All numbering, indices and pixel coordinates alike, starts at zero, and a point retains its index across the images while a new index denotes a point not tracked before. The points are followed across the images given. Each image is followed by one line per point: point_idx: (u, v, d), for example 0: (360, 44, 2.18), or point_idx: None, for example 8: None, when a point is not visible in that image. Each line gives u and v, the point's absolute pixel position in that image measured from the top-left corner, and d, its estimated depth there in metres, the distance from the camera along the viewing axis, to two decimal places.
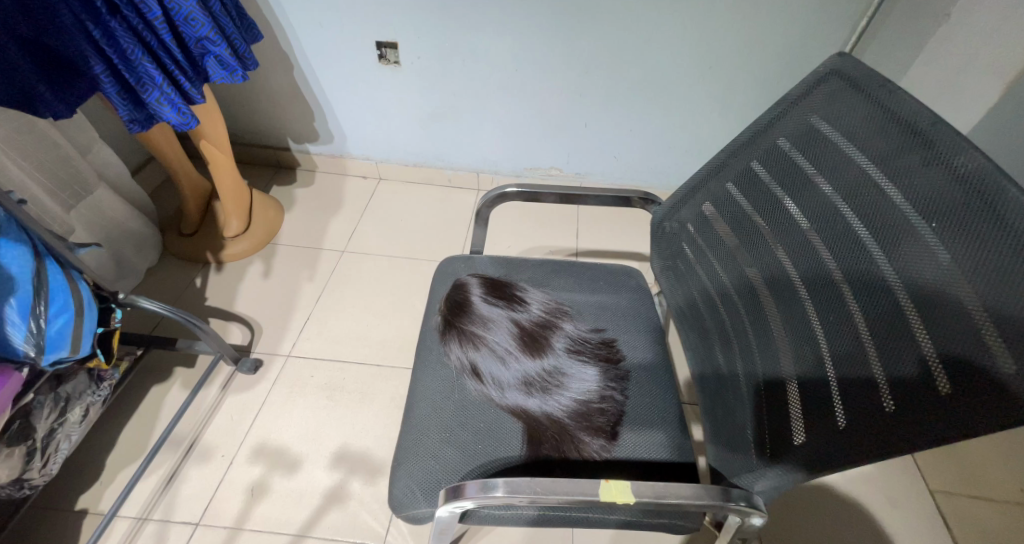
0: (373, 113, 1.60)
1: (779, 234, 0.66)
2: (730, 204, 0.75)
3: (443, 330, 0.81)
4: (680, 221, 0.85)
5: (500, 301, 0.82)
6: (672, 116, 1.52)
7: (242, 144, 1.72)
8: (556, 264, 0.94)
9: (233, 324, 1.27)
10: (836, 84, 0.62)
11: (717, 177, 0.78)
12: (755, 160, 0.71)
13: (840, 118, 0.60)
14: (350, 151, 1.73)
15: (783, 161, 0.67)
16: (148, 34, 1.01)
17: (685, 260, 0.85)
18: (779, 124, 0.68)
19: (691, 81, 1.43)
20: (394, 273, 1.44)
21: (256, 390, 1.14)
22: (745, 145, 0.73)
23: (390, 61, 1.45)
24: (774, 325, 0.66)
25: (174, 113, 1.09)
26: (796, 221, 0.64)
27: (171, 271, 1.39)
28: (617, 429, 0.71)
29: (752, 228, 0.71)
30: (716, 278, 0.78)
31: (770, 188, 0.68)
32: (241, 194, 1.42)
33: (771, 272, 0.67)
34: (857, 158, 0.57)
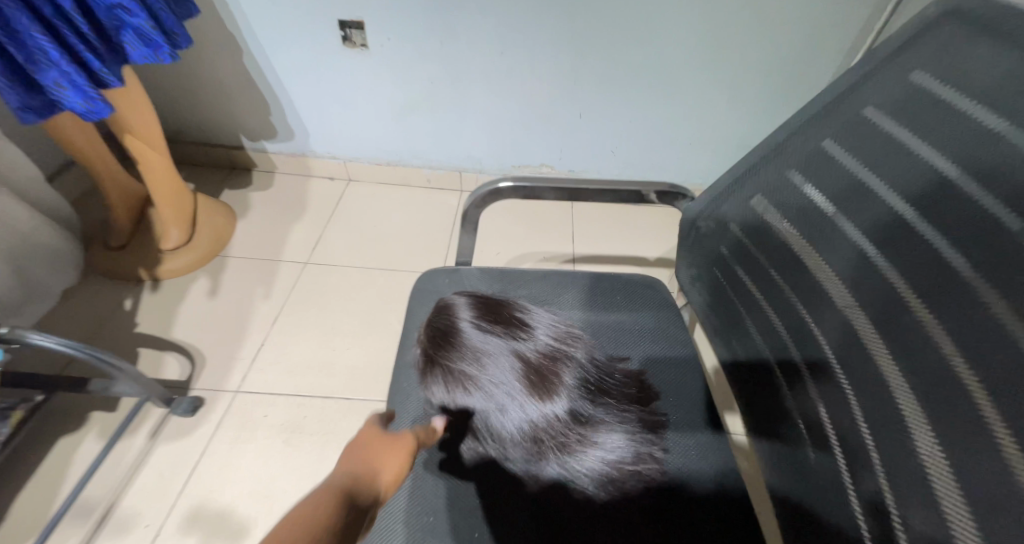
0: (339, 104, 1.40)
1: (866, 226, 0.48)
2: (789, 193, 0.57)
3: (423, 367, 0.64)
4: (720, 219, 0.66)
5: (499, 328, 0.64)
6: (675, 105, 1.36)
7: (186, 142, 1.50)
8: (563, 277, 0.77)
9: (168, 356, 1.06)
10: (950, 30, 0.44)
11: (773, 162, 0.59)
12: (826, 137, 0.54)
13: (955, 66, 0.43)
14: (313, 149, 1.52)
15: (869, 136, 0.50)
16: (44, 3, 0.81)
17: (726, 268, 0.66)
18: (863, 90, 0.52)
19: (699, 63, 1.27)
20: (366, 287, 1.25)
21: (195, 436, 0.93)
22: (817, 121, 0.56)
23: (356, 43, 1.26)
24: (871, 350, 0.46)
25: (79, 97, 0.88)
26: (894, 208, 0.46)
27: (95, 292, 1.16)
28: (660, 500, 0.55)
29: (829, 223, 0.52)
30: (774, 292, 0.58)
31: (848, 169, 0.51)
32: (181, 199, 1.22)
33: (856, 279, 0.48)
34: (1002, 123, 0.38)
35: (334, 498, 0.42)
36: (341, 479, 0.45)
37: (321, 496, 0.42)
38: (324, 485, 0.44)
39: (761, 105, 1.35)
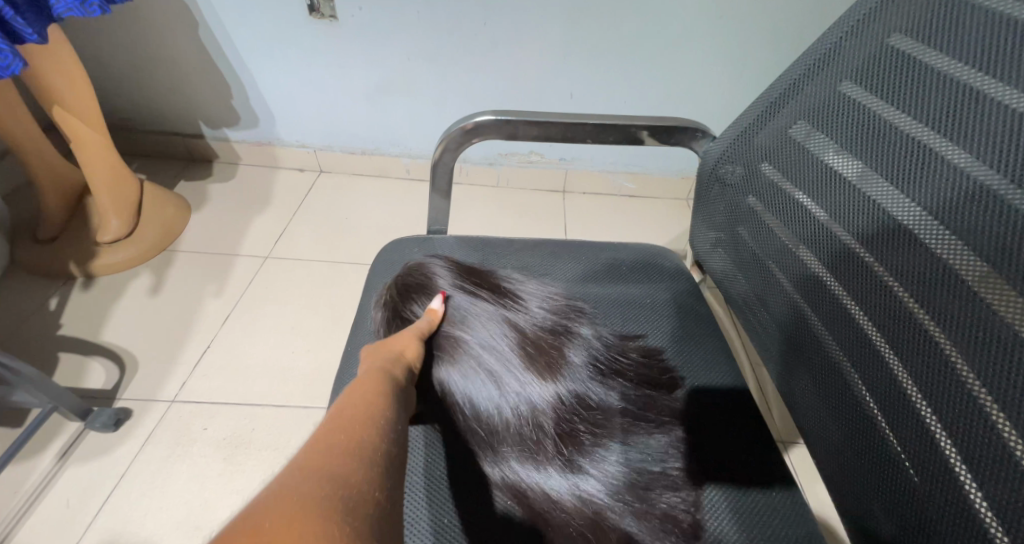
0: (306, 85, 1.26)
1: (970, 139, 0.32)
2: (848, 116, 0.41)
3: (389, 326, 0.52)
4: (749, 162, 0.51)
5: (487, 291, 0.55)
6: (677, 83, 1.21)
7: (140, 130, 1.36)
8: (555, 246, 0.63)
9: (96, 361, 0.90)
10: None
11: (816, 80, 0.44)
12: (893, 30, 0.37)
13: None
14: (280, 137, 1.39)
15: (953, 21, 0.33)
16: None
17: (757, 223, 0.51)
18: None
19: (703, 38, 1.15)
20: (334, 284, 1.10)
21: (115, 455, 0.78)
22: (871, 15, 0.39)
23: (325, 15, 1.13)
24: (1003, 316, 0.30)
25: None
26: (1017, 107, 0.29)
27: (16, 290, 1.01)
28: (699, 524, 0.40)
29: (910, 144, 0.36)
30: (832, 249, 0.42)
31: (932, 68, 0.34)
32: (124, 186, 1.08)
33: (956, 219, 0.32)
34: None
35: (376, 378, 0.40)
36: (372, 364, 0.42)
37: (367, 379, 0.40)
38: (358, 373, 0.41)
39: None
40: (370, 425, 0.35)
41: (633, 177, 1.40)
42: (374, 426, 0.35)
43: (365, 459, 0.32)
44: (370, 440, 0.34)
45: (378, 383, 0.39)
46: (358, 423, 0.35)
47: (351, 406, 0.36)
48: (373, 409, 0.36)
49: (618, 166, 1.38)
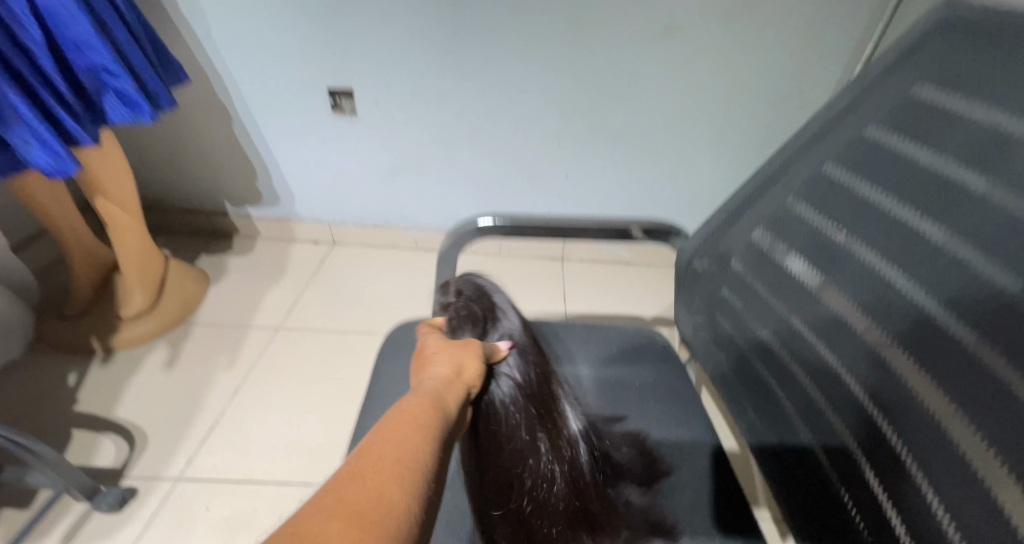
0: (325, 167, 1.35)
1: (899, 261, 0.35)
2: (796, 226, 0.44)
3: (456, 321, 0.57)
4: (720, 260, 0.54)
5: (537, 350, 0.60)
6: (679, 165, 1.25)
7: (167, 208, 1.45)
8: (561, 327, 0.69)
9: (107, 438, 0.93)
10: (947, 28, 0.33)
11: (768, 194, 0.48)
12: (827, 159, 0.42)
13: (956, 64, 0.32)
14: (298, 213, 1.47)
15: (878, 158, 0.37)
16: (19, 60, 0.74)
17: (732, 316, 0.53)
18: (859, 105, 0.39)
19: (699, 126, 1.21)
20: (342, 354, 1.13)
21: (117, 537, 0.79)
22: (809, 144, 0.44)
23: (346, 110, 1.23)
24: (944, 427, 0.31)
25: (47, 155, 0.78)
26: (932, 237, 0.32)
27: (39, 365, 1.06)
28: None
29: (852, 259, 0.38)
30: (796, 347, 0.44)
31: (863, 195, 0.38)
32: (150, 263, 1.14)
33: (891, 325, 0.35)
34: None
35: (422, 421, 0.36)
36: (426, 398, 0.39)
37: (416, 419, 0.37)
38: (411, 401, 0.39)
39: None
40: (380, 502, 0.29)
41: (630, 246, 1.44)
42: (386, 504, 0.29)
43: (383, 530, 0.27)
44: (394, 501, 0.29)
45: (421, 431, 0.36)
46: (362, 499, 0.28)
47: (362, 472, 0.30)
48: (391, 480, 0.30)
49: None
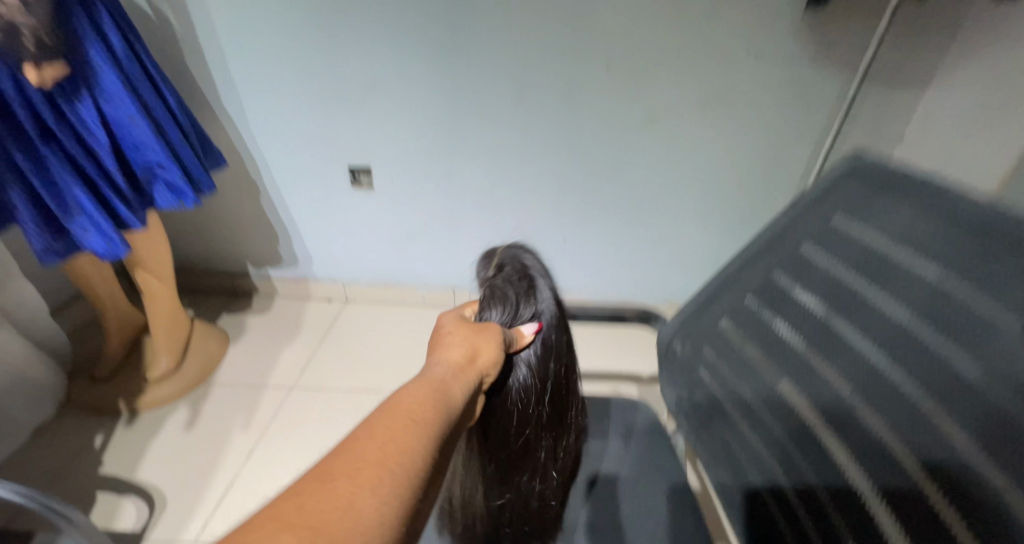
0: (342, 233, 1.44)
1: (830, 355, 0.45)
2: (752, 317, 0.54)
3: (489, 303, 0.56)
4: (689, 339, 0.62)
5: (564, 340, 0.59)
6: (674, 229, 1.31)
7: (194, 269, 1.54)
8: (611, 405, 0.80)
9: (129, 500, 0.98)
10: (857, 185, 0.46)
11: (729, 290, 0.58)
12: (774, 269, 0.53)
13: (866, 209, 0.45)
14: (315, 273, 1.55)
15: (813, 273, 0.49)
16: (86, 161, 0.85)
17: (699, 388, 0.60)
18: (797, 231, 0.51)
19: None
20: (353, 414, 1.17)
21: None
22: (760, 254, 0.55)
23: (364, 184, 1.32)
24: (862, 491, 0.40)
25: (101, 239, 0.88)
26: (852, 341, 0.43)
27: (69, 426, 1.12)
28: None
29: (794, 349, 0.48)
30: (750, 416, 0.52)
31: (802, 302, 0.49)
32: (178, 327, 1.21)
33: (822, 402, 0.44)
34: (924, 271, 0.39)
35: (408, 424, 0.38)
36: (425, 396, 0.41)
37: (409, 418, 0.38)
38: (408, 397, 0.40)
39: None
40: (332, 522, 0.31)
41: (625, 302, 1.47)
42: (337, 525, 0.31)
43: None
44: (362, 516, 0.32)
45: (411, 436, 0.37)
46: (312, 516, 0.31)
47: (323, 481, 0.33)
48: (354, 495, 0.33)
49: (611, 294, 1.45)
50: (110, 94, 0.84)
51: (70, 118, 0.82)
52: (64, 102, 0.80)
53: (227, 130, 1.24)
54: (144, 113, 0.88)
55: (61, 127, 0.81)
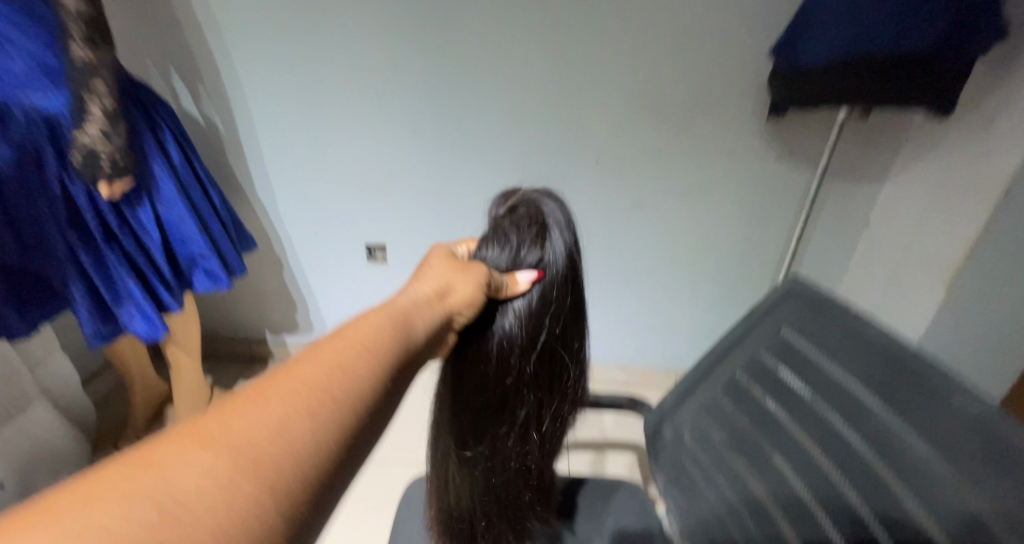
0: (356, 303, 1.53)
1: (779, 451, 0.52)
2: (717, 408, 0.62)
3: (496, 241, 0.60)
4: (668, 425, 0.69)
5: (565, 297, 0.61)
6: (668, 294, 1.41)
7: (216, 337, 1.64)
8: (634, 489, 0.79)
9: None
10: (797, 303, 0.57)
11: (699, 385, 0.66)
12: (734, 368, 0.62)
13: (804, 324, 0.55)
14: None
15: (765, 374, 0.57)
16: (139, 256, 0.96)
17: (679, 472, 0.65)
18: (751, 336, 0.61)
19: (689, 268, 1.36)
20: None
21: None
22: (722, 354, 0.64)
23: (378, 258, 1.42)
24: None
25: (145, 325, 0.99)
26: (795, 438, 0.51)
27: None
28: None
29: (752, 439, 0.56)
30: (722, 501, 0.58)
31: (757, 400, 0.57)
32: (199, 397, 1.30)
33: (774, 492, 0.51)
34: (845, 381, 0.48)
35: (357, 353, 0.39)
36: (381, 328, 0.42)
37: (360, 347, 0.39)
38: (367, 327, 0.42)
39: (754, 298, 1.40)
40: (262, 447, 0.31)
41: (625, 368, 1.58)
42: (266, 450, 0.31)
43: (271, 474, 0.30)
44: (299, 449, 0.32)
45: (359, 361, 0.38)
46: (236, 436, 0.31)
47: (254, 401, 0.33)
48: (288, 420, 0.33)
49: (612, 360, 1.58)
50: (166, 199, 0.95)
51: (130, 219, 0.93)
52: (128, 208, 0.92)
53: (255, 213, 1.35)
54: (192, 213, 0.99)
55: (123, 230, 0.92)
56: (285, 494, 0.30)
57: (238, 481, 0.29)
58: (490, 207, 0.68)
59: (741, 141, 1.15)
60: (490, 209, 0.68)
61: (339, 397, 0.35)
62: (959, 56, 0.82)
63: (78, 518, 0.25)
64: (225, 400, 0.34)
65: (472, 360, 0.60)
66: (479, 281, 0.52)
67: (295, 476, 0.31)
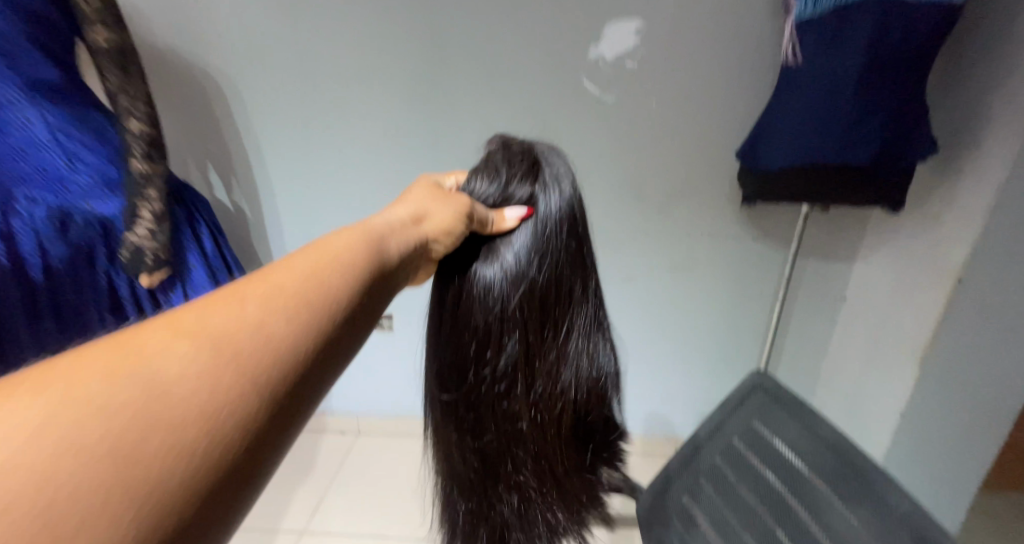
0: (362, 371, 1.60)
1: (750, 530, 0.67)
2: (699, 490, 0.74)
3: (489, 172, 0.66)
4: (652, 506, 0.77)
5: (557, 242, 0.64)
6: (660, 360, 1.49)
7: None
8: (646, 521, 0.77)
9: None
10: (763, 397, 0.74)
11: (682, 470, 0.77)
12: (712, 455, 0.75)
13: (773, 418, 0.72)
14: (331, 407, 1.68)
15: (743, 462, 0.72)
16: None
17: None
18: (728, 427, 0.76)
19: (679, 336, 1.44)
20: None
21: None
22: (705, 440, 0.77)
23: (385, 326, 1.50)
24: None
25: None
26: (767, 521, 0.66)
27: None
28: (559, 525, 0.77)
29: (730, 521, 0.69)
30: None
31: (735, 486, 0.71)
32: None
33: None
34: (805, 472, 0.65)
35: (326, 268, 0.46)
36: (352, 248, 0.50)
37: (329, 265, 0.46)
38: (341, 247, 0.49)
39: (742, 365, 1.47)
40: (240, 338, 0.36)
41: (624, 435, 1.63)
42: (244, 340, 0.36)
43: (251, 363, 0.35)
44: (277, 352, 0.37)
45: (329, 275, 0.45)
46: (218, 332, 0.36)
47: (226, 302, 0.39)
48: (265, 319, 0.38)
49: None
50: (197, 286, 1.04)
51: (163, 305, 1.02)
52: (162, 295, 1.01)
53: None
54: None
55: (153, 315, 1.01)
56: (254, 372, 0.35)
57: (226, 369, 0.34)
58: (491, 139, 0.75)
59: (718, 227, 1.26)
60: (490, 143, 0.74)
61: (312, 309, 0.42)
62: (894, 166, 0.92)
63: (74, 377, 0.30)
64: (200, 301, 0.39)
65: (460, 291, 0.66)
66: (455, 210, 0.59)
67: (261, 355, 0.36)
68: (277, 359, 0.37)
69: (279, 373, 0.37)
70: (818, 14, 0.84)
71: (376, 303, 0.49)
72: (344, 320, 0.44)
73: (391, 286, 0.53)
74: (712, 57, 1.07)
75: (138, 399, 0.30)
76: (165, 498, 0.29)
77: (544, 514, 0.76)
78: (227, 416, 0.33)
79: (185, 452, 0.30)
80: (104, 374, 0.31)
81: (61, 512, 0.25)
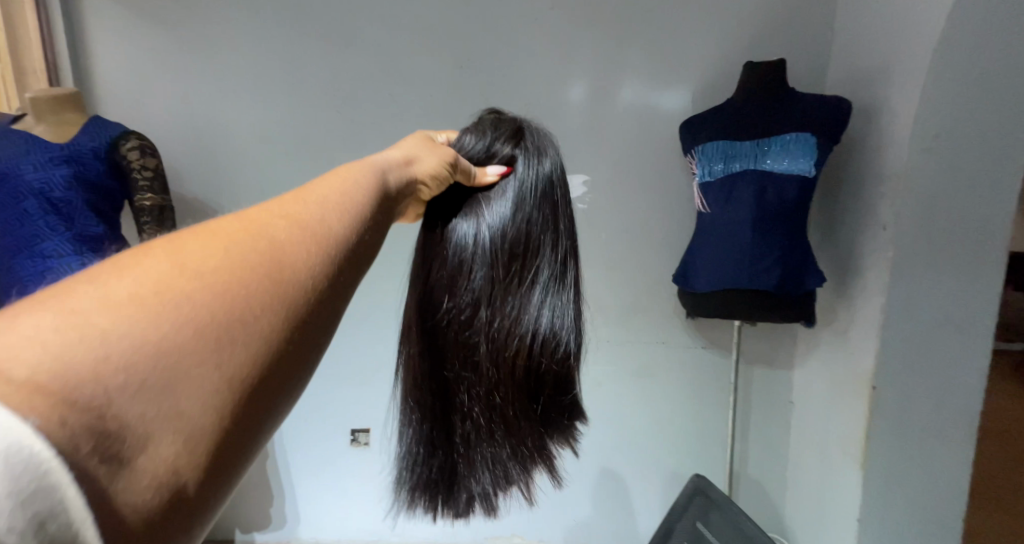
0: (335, 492, 1.60)
1: None
2: None
3: (478, 131, 0.73)
4: None
5: (530, 201, 0.71)
6: (629, 472, 1.53)
7: None
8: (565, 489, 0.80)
9: None
10: (705, 500, 1.03)
11: None
12: None
13: (715, 518, 1.00)
14: (299, 534, 1.64)
15: None
16: None
17: None
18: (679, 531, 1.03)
19: (645, 447, 1.51)
20: None
21: None
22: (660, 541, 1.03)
23: (361, 442, 1.55)
24: None
25: None
26: None
27: None
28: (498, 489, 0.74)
29: None
30: None
31: None
32: None
33: None
34: None
35: (358, 182, 0.53)
36: (375, 173, 0.57)
37: (363, 182, 0.54)
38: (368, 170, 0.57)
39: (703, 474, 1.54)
40: (312, 217, 0.45)
41: None
42: (313, 218, 0.46)
43: (314, 233, 0.44)
44: (333, 232, 0.46)
45: (358, 184, 0.53)
46: (299, 212, 0.45)
47: (293, 199, 0.47)
48: (325, 213, 0.47)
49: None
50: None
51: None
52: None
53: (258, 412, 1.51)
54: None
55: None
56: (323, 241, 0.44)
57: (304, 243, 0.43)
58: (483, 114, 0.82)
59: (668, 341, 1.43)
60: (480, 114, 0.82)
61: (354, 206, 0.50)
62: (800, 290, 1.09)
63: (192, 241, 0.39)
64: (274, 200, 0.47)
65: (438, 232, 0.72)
66: (443, 157, 0.65)
67: (325, 240, 0.44)
68: (331, 231, 0.46)
69: (335, 255, 0.44)
70: (713, 178, 1.12)
71: (389, 223, 0.56)
72: (374, 223, 0.52)
73: (395, 214, 0.59)
74: (647, 203, 1.31)
75: (258, 254, 0.40)
76: (269, 337, 0.37)
77: (500, 466, 0.73)
78: (308, 272, 0.41)
79: (289, 295, 0.39)
80: (223, 240, 0.39)
81: (224, 307, 0.35)
